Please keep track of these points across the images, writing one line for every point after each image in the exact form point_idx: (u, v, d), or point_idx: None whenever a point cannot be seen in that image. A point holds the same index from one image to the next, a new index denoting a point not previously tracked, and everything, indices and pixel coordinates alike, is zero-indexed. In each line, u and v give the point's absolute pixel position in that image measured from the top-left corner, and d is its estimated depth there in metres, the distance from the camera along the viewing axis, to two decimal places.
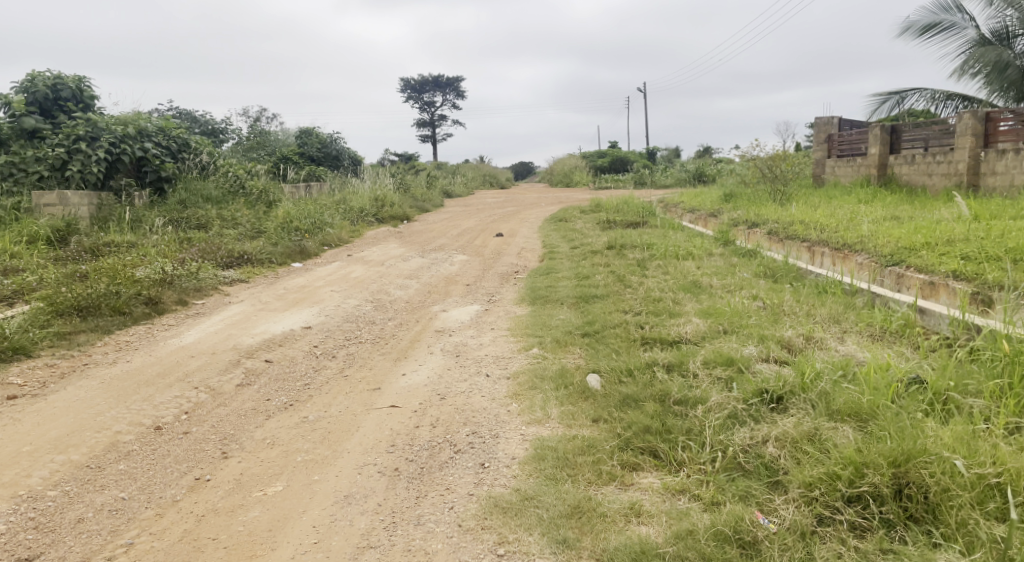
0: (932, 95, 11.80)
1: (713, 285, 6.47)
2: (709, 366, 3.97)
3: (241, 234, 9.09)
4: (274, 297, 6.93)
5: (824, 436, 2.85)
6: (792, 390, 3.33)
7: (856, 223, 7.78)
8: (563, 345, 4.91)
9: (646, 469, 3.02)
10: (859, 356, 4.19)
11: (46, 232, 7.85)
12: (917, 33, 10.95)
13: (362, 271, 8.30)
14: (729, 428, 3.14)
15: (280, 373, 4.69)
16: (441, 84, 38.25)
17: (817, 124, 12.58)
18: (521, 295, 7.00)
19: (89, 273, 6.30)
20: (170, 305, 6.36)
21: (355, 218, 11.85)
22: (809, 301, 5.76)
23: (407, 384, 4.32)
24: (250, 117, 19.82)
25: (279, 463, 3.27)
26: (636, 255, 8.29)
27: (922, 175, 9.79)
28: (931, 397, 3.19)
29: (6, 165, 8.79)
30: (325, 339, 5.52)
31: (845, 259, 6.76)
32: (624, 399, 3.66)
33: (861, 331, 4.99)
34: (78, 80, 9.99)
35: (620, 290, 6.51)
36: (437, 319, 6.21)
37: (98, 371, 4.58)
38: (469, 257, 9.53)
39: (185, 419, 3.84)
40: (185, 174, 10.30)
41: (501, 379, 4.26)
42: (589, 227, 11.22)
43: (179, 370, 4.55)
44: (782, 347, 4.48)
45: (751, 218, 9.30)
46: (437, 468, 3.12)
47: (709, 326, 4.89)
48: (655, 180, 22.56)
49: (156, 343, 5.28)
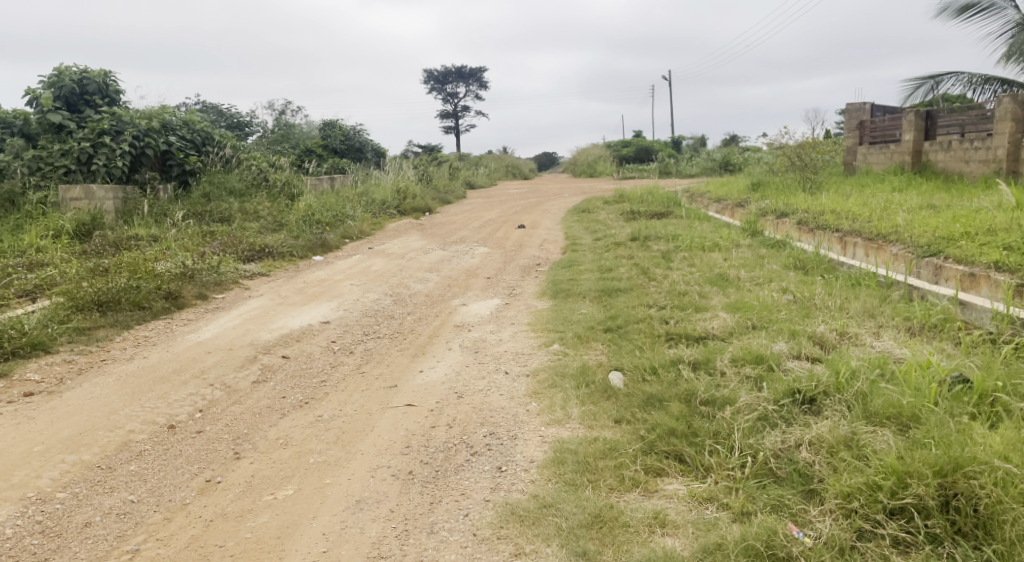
0: (969, 80, 11.39)
1: (741, 278, 6.28)
2: (738, 364, 3.81)
3: (263, 227, 9.07)
4: (294, 291, 6.87)
5: (862, 441, 2.68)
6: (827, 390, 3.16)
7: (890, 212, 7.51)
8: (586, 341, 4.77)
9: (672, 474, 2.87)
10: (897, 354, 4.00)
11: (71, 226, 7.88)
12: (955, 15, 10.55)
13: (382, 264, 8.22)
14: (760, 432, 2.99)
15: (296, 369, 4.62)
16: (464, 75, 38.10)
17: (848, 110, 12.22)
18: (542, 288, 6.86)
19: (111, 267, 6.28)
20: (190, 300, 6.34)
21: (377, 210, 11.79)
22: (841, 294, 5.55)
23: (424, 381, 4.22)
24: (275, 110, 19.89)
25: (291, 465, 3.18)
26: (661, 246, 8.10)
27: (959, 162, 9.44)
28: (977, 399, 3.00)
29: (32, 160, 8.85)
30: (344, 334, 5.44)
31: (879, 250, 6.51)
32: (648, 399, 3.51)
33: (897, 327, 4.78)
34: (104, 75, 10.04)
35: (644, 284, 6.34)
36: (457, 313, 6.10)
37: (115, 367, 4.54)
38: (491, 249, 9.41)
39: (199, 418, 3.78)
40: (209, 167, 10.30)
41: (520, 377, 4.14)
42: (612, 218, 11.03)
43: (196, 367, 4.49)
44: (814, 344, 4.29)
45: (780, 208, 9.04)
46: (452, 472, 3.01)
47: (737, 321, 4.72)
48: (680, 170, 22.23)
49: (174, 339, 5.24)
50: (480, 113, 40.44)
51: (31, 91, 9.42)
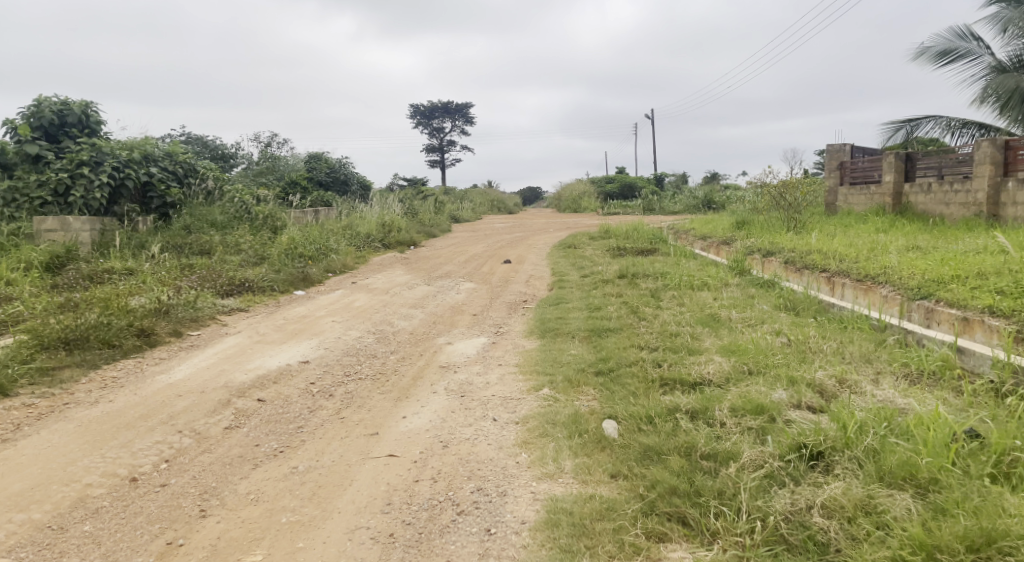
0: (947, 123, 11.49)
1: (732, 319, 6.14)
2: (738, 415, 3.61)
3: (244, 260, 8.83)
4: (272, 328, 6.62)
5: (881, 507, 2.56)
6: (836, 445, 2.99)
7: (879, 252, 7.45)
8: (576, 386, 4.57)
9: (675, 539, 2.67)
10: (900, 404, 3.86)
11: (43, 258, 7.63)
12: (932, 62, 10.68)
13: (365, 300, 8.00)
14: (768, 491, 2.81)
15: (272, 414, 4.36)
16: (451, 110, 38.35)
17: (829, 151, 12.26)
18: (530, 327, 6.68)
19: (80, 303, 6.02)
20: (164, 337, 6.07)
21: (361, 244, 11.59)
22: (836, 338, 5.42)
23: (406, 429, 3.98)
24: (260, 142, 19.77)
25: (261, 525, 2.94)
26: (649, 284, 7.96)
27: (939, 205, 9.46)
28: (995, 458, 2.85)
29: (8, 191, 8.62)
30: (323, 376, 5.20)
31: (869, 291, 6.40)
32: (645, 451, 3.32)
33: (895, 374, 4.64)
34: (84, 105, 9.84)
35: (635, 323, 6.18)
36: (442, 353, 5.88)
37: (77, 412, 4.27)
38: (477, 285, 9.23)
39: (164, 469, 3.52)
40: (190, 200, 10.09)
41: (509, 425, 3.92)
42: (598, 254, 10.91)
43: (164, 412, 4.23)
44: (814, 392, 4.14)
45: (767, 246, 8.97)
46: (437, 534, 2.80)
47: (733, 365, 4.55)
48: (665, 206, 22.32)
49: (143, 380, 4.98)
50: (466, 147, 40.68)
51: (9, 121, 9.20)
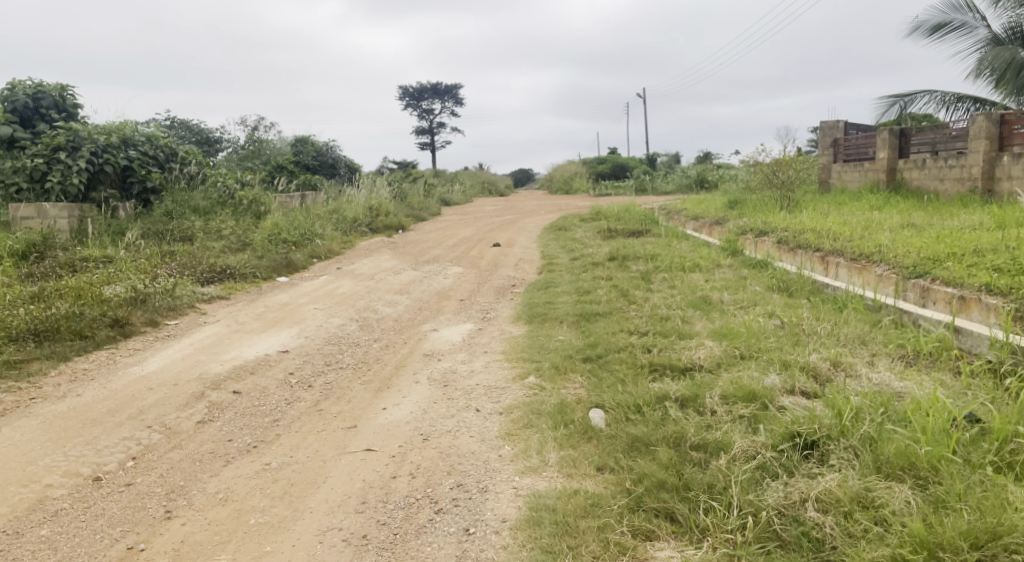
0: (942, 98, 11.33)
1: (724, 301, 6.00)
2: (729, 403, 3.47)
3: (227, 246, 8.62)
4: (252, 316, 6.44)
5: (879, 500, 2.44)
6: (830, 434, 2.85)
7: (873, 231, 7.32)
8: (563, 373, 4.44)
9: (662, 537, 2.54)
10: (897, 388, 3.74)
11: (18, 246, 7.41)
12: (927, 35, 10.50)
13: (350, 286, 7.82)
14: (760, 484, 2.67)
15: (247, 407, 4.21)
16: (440, 92, 37.94)
17: (822, 128, 12.07)
18: (518, 312, 6.52)
19: (52, 293, 5.82)
20: (139, 327, 5.88)
21: (348, 229, 11.38)
22: (830, 319, 5.30)
23: (386, 421, 3.83)
24: (247, 126, 19.44)
25: (228, 527, 2.80)
26: (640, 266, 7.81)
27: (934, 180, 9.32)
28: (997, 445, 2.72)
29: None
30: (303, 365, 5.03)
31: (863, 270, 6.27)
32: (633, 442, 3.18)
33: (891, 356, 4.52)
34: (60, 88, 9.55)
35: (625, 307, 6.04)
36: (427, 340, 5.72)
37: (43, 407, 4.09)
38: (465, 269, 9.05)
39: (130, 468, 3.36)
40: (172, 185, 9.85)
41: (492, 416, 3.78)
42: (589, 235, 10.75)
43: (134, 406, 4.06)
44: (809, 376, 4.02)
45: (760, 225, 8.83)
46: (412, 535, 2.67)
47: (724, 350, 4.42)
48: (656, 187, 22.16)
49: (115, 372, 4.80)
50: (456, 129, 40.33)
51: None
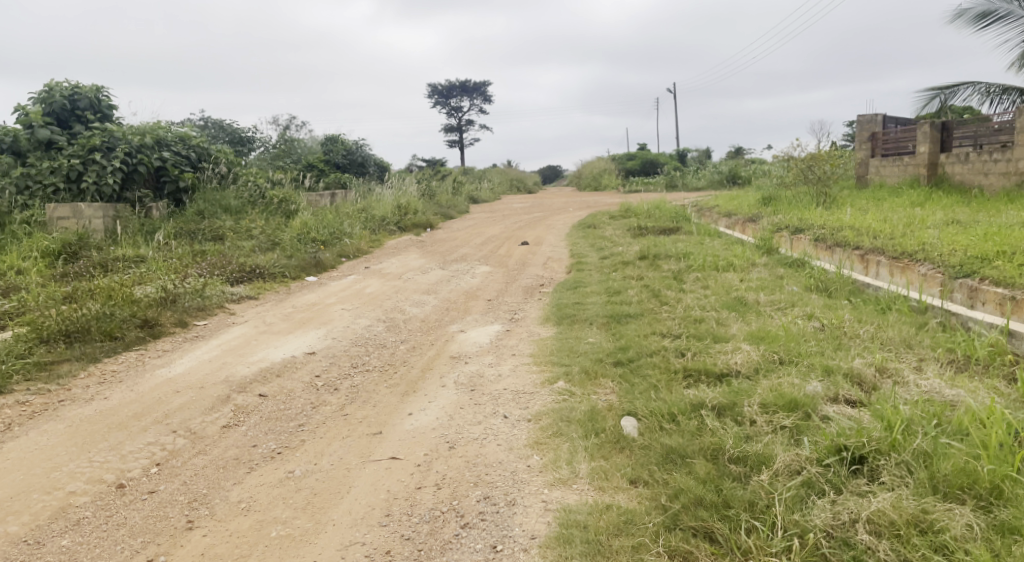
0: (986, 90, 10.89)
1: (760, 302, 5.81)
2: (769, 412, 3.30)
3: (257, 246, 8.62)
4: (280, 317, 6.40)
5: (939, 525, 2.29)
6: (880, 448, 2.68)
7: (916, 228, 7.04)
8: (593, 378, 4.30)
9: (701, 559, 2.40)
10: (949, 396, 3.54)
11: (54, 246, 7.49)
12: (971, 25, 10.09)
13: (377, 286, 7.76)
14: (805, 502, 2.52)
15: (272, 411, 4.15)
16: (469, 89, 37.87)
17: (859, 122, 11.70)
18: (546, 313, 6.39)
19: (83, 294, 5.85)
20: (169, 328, 5.88)
21: (376, 227, 11.35)
22: (873, 321, 5.08)
23: (412, 427, 3.74)
24: (278, 125, 19.56)
25: (249, 540, 2.74)
26: (671, 265, 7.63)
27: (977, 175, 8.99)
28: None
29: (21, 178, 8.50)
30: (330, 368, 4.97)
31: (906, 269, 6.01)
32: (668, 453, 3.04)
33: (939, 361, 4.30)
34: (96, 90, 9.67)
35: (656, 308, 5.87)
36: (454, 342, 5.63)
37: (71, 410, 4.08)
38: (493, 268, 8.95)
39: (154, 474, 3.31)
40: (204, 184, 9.91)
41: (520, 423, 3.66)
42: (619, 233, 10.57)
43: (160, 410, 4.02)
44: (853, 383, 3.83)
45: (795, 223, 8.57)
46: (438, 552, 2.58)
47: (762, 354, 4.23)
48: (686, 183, 21.82)
49: (143, 374, 4.78)
50: (485, 127, 40.28)
51: (21, 107, 9.06)
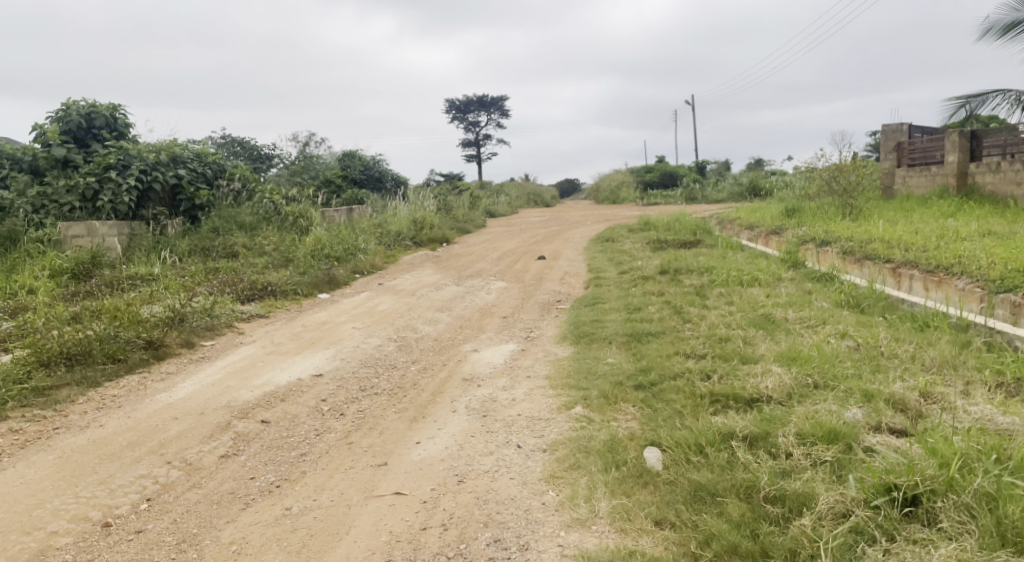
0: (1017, 98, 10.49)
1: (789, 319, 5.51)
2: (807, 443, 3.00)
3: (270, 262, 8.44)
4: (289, 337, 6.19)
5: None
6: (936, 488, 2.43)
7: (951, 240, 6.70)
8: (613, 403, 4.03)
9: None
10: (1002, 424, 3.25)
11: (68, 265, 7.37)
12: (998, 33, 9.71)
13: (390, 303, 7.56)
14: (854, 552, 2.33)
15: (274, 439, 3.93)
16: (486, 104, 37.84)
17: (883, 131, 11.35)
18: (563, 331, 6.13)
19: (87, 315, 5.69)
20: (175, 349, 5.69)
21: (391, 242, 11.18)
22: (911, 340, 4.76)
23: (419, 458, 3.49)
24: (297, 142, 19.54)
25: None
26: (694, 280, 7.34)
27: (1010, 185, 8.64)
28: None
29: (37, 197, 8.38)
30: (337, 391, 4.73)
31: (942, 283, 5.68)
32: (696, 491, 2.79)
33: (988, 385, 3.98)
34: (112, 108, 9.62)
35: (679, 326, 5.59)
36: (467, 362, 5.39)
37: (65, 439, 3.89)
38: (509, 284, 8.71)
39: (143, 511, 3.12)
40: (219, 202, 9.81)
41: (535, 453, 3.41)
42: (638, 247, 10.30)
43: (156, 439, 3.82)
44: (895, 410, 3.53)
45: (821, 235, 8.26)
46: None
47: (795, 377, 3.94)
48: (706, 196, 21.47)
49: (143, 399, 4.58)
50: (502, 142, 40.20)
51: (38, 126, 9.05)
